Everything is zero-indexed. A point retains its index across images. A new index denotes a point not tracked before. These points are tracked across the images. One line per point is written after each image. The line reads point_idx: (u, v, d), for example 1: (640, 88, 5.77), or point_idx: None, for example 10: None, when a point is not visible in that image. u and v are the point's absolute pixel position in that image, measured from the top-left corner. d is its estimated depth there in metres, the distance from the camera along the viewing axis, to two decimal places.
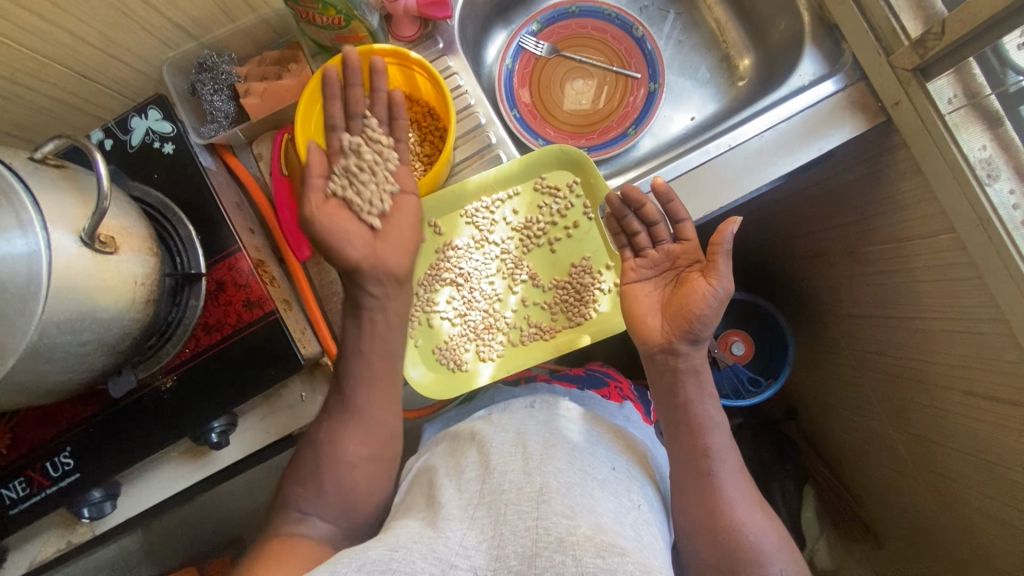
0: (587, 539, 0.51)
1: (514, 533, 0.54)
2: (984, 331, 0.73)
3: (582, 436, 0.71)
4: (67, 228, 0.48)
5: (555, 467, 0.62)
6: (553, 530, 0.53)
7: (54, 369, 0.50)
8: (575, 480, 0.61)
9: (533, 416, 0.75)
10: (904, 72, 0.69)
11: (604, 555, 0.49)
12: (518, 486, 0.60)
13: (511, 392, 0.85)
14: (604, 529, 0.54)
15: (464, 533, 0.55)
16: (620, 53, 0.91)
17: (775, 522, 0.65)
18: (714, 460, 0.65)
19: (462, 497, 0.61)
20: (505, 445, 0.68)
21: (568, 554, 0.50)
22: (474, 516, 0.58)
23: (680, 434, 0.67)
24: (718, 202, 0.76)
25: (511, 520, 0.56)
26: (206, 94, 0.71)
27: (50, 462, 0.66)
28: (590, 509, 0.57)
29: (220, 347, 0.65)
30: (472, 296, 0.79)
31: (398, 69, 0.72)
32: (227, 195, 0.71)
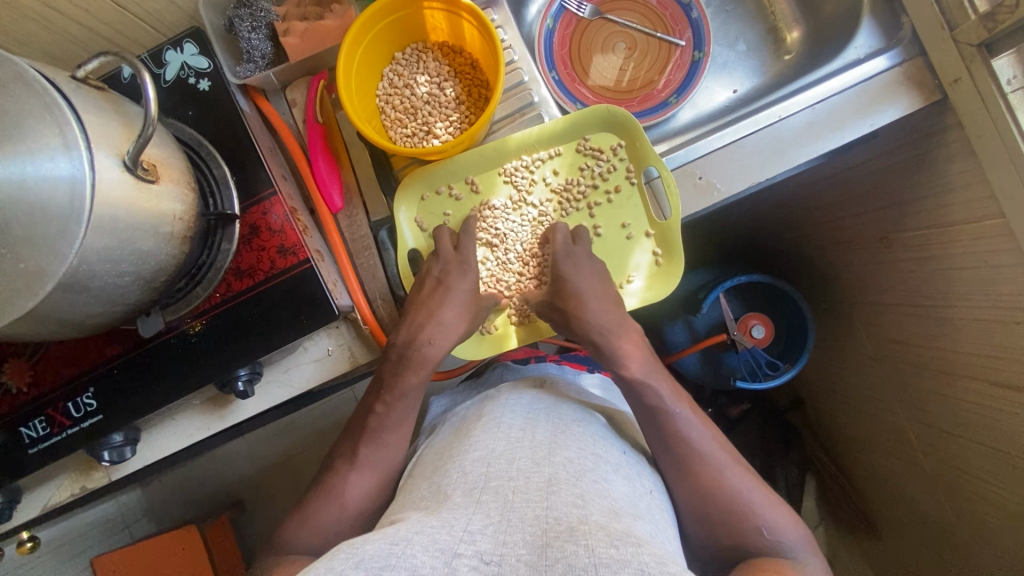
0: (599, 529, 0.50)
1: (522, 522, 0.53)
2: (1019, 320, 0.72)
3: (593, 424, 0.70)
4: (110, 152, 0.45)
5: (565, 456, 0.61)
6: (563, 520, 0.52)
7: (91, 302, 0.48)
8: (586, 471, 0.60)
9: (542, 403, 0.73)
10: (969, 47, 0.66)
11: (618, 545, 0.48)
12: (527, 474, 0.59)
13: (520, 369, 0.86)
14: (618, 516, 0.54)
15: (469, 518, 0.53)
16: (664, 19, 0.88)
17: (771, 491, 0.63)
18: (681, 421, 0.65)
19: (467, 481, 0.59)
20: (511, 429, 0.67)
21: (580, 545, 0.48)
22: (480, 499, 0.56)
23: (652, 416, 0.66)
24: (762, 175, 0.73)
25: (517, 509, 0.55)
26: (244, 31, 0.67)
27: (72, 402, 0.65)
28: (603, 499, 0.56)
29: (252, 293, 0.64)
30: (506, 258, 0.79)
31: (445, 16, 0.69)
32: (262, 138, 0.68)
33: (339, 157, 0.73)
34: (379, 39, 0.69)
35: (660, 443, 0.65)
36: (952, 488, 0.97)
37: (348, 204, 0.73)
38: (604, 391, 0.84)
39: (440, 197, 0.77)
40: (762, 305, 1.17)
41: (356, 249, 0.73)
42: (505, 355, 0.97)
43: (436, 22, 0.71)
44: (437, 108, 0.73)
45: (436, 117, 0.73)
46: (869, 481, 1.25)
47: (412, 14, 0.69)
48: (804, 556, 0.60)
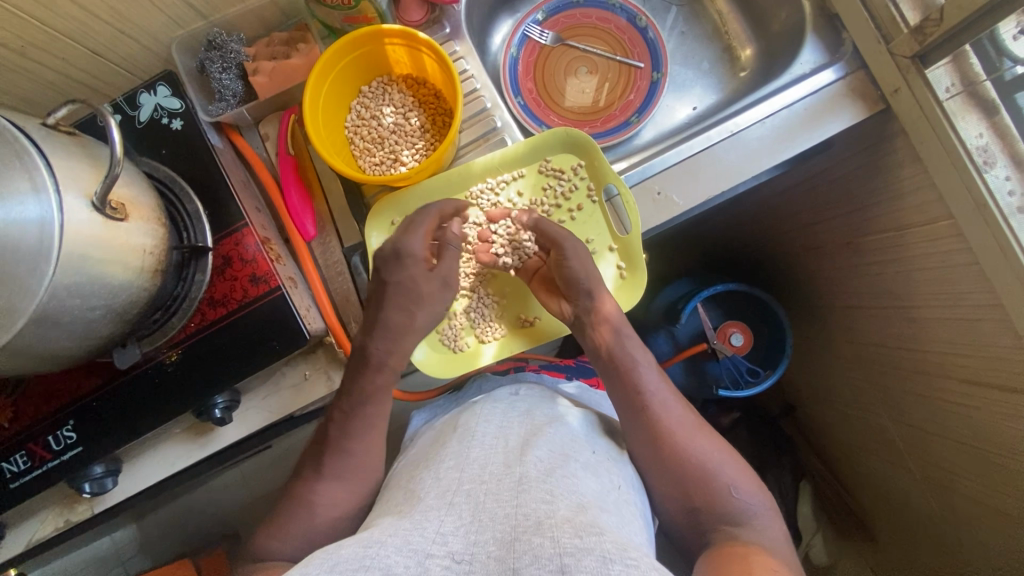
0: (566, 521, 0.52)
1: (492, 520, 0.54)
2: (979, 317, 0.74)
3: (565, 424, 0.71)
4: (79, 193, 0.48)
5: (534, 456, 0.63)
6: (532, 515, 0.54)
7: (63, 335, 0.50)
8: (557, 467, 0.61)
9: (518, 408, 0.74)
10: (903, 59, 0.70)
11: (582, 535, 0.50)
12: (498, 477, 0.60)
13: (498, 380, 0.86)
14: (585, 509, 0.56)
15: (441, 521, 0.54)
16: (623, 43, 0.92)
17: (741, 466, 0.66)
18: (646, 395, 0.69)
19: (440, 485, 0.60)
20: (487, 437, 0.68)
21: (545, 537, 0.50)
22: (452, 501, 0.57)
23: (624, 393, 0.70)
24: (719, 188, 0.76)
25: (488, 509, 0.56)
26: (216, 71, 0.71)
27: (52, 436, 0.66)
28: (571, 493, 0.58)
29: (227, 321, 0.65)
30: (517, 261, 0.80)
31: (406, 50, 0.72)
32: (234, 172, 0.71)
33: (311, 187, 0.76)
34: (345, 74, 0.73)
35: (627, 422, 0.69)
36: (937, 487, 0.97)
37: (321, 231, 0.75)
38: (579, 394, 0.84)
39: None
40: (741, 313, 1.19)
41: (330, 276, 0.76)
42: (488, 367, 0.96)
43: (399, 57, 0.74)
44: (403, 137, 0.76)
45: (402, 146, 0.76)
46: (862, 485, 1.25)
47: (375, 50, 0.72)
48: (766, 513, 0.63)
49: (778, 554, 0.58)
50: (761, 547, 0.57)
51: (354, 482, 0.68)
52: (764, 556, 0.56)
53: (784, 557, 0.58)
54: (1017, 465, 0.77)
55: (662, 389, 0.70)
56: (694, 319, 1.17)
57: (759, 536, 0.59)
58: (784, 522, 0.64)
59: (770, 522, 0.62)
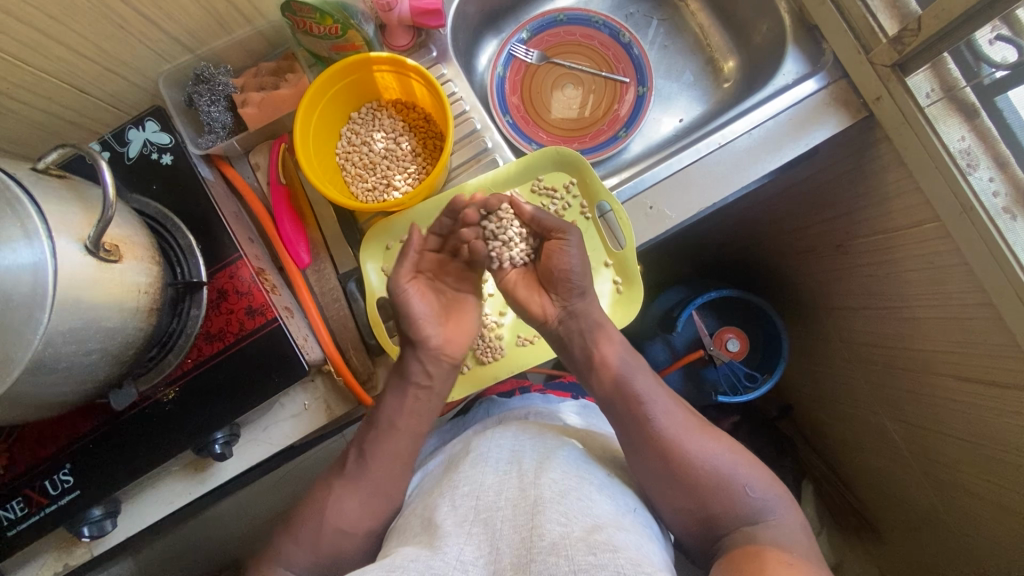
0: (581, 540, 0.54)
1: (508, 546, 0.56)
2: (970, 316, 0.75)
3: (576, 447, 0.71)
4: (71, 237, 0.47)
5: (549, 477, 0.63)
6: (547, 536, 0.55)
7: (60, 380, 0.49)
8: (571, 490, 0.61)
9: (527, 434, 0.73)
10: (884, 68, 0.71)
11: (596, 552, 0.51)
12: (513, 501, 0.61)
13: (506, 403, 0.86)
14: (599, 528, 0.56)
15: (461, 549, 0.56)
16: (608, 58, 0.93)
17: (756, 466, 0.67)
18: (647, 404, 0.68)
19: (457, 514, 0.61)
20: (498, 459, 0.68)
21: (560, 555, 0.52)
22: (471, 531, 0.58)
23: (624, 406, 0.69)
24: (710, 199, 0.77)
25: (504, 536, 0.57)
26: (204, 105, 0.70)
27: (49, 480, 0.65)
28: (587, 515, 0.58)
29: (224, 355, 0.65)
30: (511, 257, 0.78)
31: (394, 76, 0.73)
32: (226, 205, 0.71)
33: (304, 215, 0.75)
34: (334, 102, 0.73)
35: (633, 435, 0.68)
36: (939, 483, 0.98)
37: (315, 259, 0.75)
38: (584, 418, 0.83)
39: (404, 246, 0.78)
40: (737, 318, 1.20)
41: (326, 302, 0.74)
42: (492, 388, 0.96)
43: (388, 82, 0.75)
44: (394, 161, 0.76)
45: (394, 170, 0.76)
46: (864, 483, 1.25)
47: (363, 76, 0.73)
48: (781, 512, 0.64)
49: (797, 547, 0.59)
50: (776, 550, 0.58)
51: (360, 511, 0.67)
52: (781, 550, 0.58)
53: (804, 548, 0.60)
54: (1016, 460, 0.78)
55: (661, 396, 0.70)
56: (690, 327, 1.18)
57: (777, 532, 0.60)
58: (798, 511, 0.65)
59: (785, 515, 0.63)
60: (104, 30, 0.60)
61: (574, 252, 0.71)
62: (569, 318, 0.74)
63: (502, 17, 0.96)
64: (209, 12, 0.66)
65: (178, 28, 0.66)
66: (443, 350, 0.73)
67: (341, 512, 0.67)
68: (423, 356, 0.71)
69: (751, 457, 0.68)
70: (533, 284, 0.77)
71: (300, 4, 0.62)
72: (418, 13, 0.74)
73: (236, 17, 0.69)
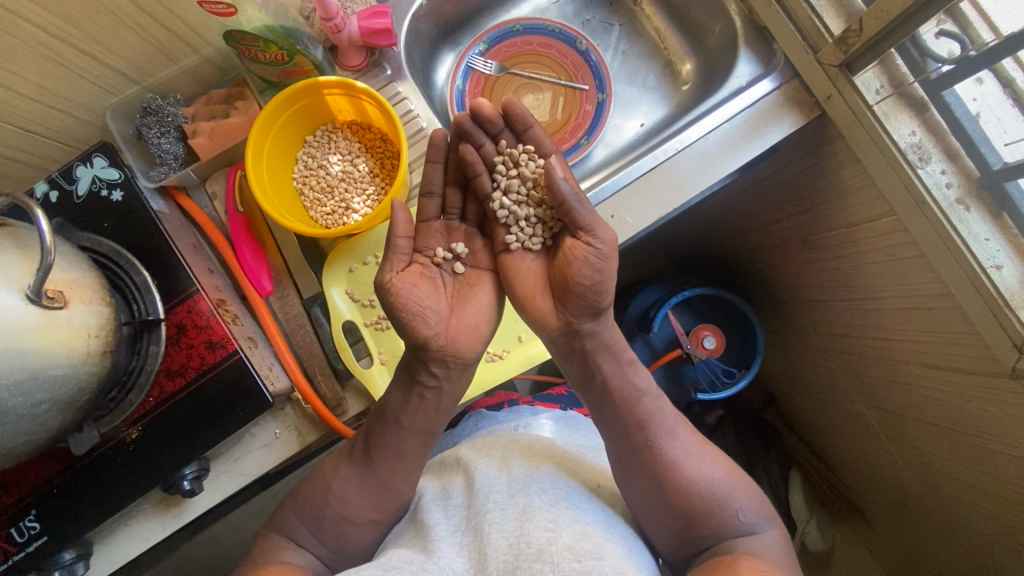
0: (567, 548, 0.53)
1: (497, 550, 0.55)
2: (932, 306, 0.76)
3: (568, 458, 0.72)
4: (11, 287, 0.47)
5: (539, 487, 0.63)
6: (533, 543, 0.54)
7: (11, 431, 0.49)
8: (561, 499, 0.62)
9: (517, 442, 0.73)
10: (831, 68, 0.72)
11: (582, 559, 0.52)
12: (501, 506, 0.60)
13: (494, 416, 0.85)
14: (589, 537, 0.56)
15: (452, 558, 0.56)
16: (567, 66, 0.93)
17: (752, 492, 0.66)
18: (649, 429, 0.66)
19: (450, 522, 0.62)
20: (491, 469, 0.67)
21: (546, 563, 0.52)
22: (461, 541, 0.59)
23: (625, 431, 0.66)
24: (671, 204, 0.78)
25: (493, 539, 0.56)
26: (153, 137, 0.70)
27: (15, 527, 0.63)
28: (575, 522, 0.58)
29: (185, 391, 0.64)
30: (519, 237, 0.69)
31: (346, 98, 0.73)
32: (181, 237, 0.69)
33: (264, 242, 0.75)
34: (287, 127, 0.73)
35: (632, 442, 0.66)
36: (918, 468, 0.99)
37: (278, 285, 0.74)
38: (559, 435, 0.79)
39: (367, 267, 0.75)
40: (714, 315, 1.20)
41: (291, 329, 0.74)
42: (478, 403, 0.94)
43: (341, 105, 0.75)
44: (352, 184, 0.76)
45: (352, 193, 0.76)
46: (850, 470, 1.26)
47: (315, 101, 0.73)
48: (771, 538, 0.63)
49: (778, 565, 0.59)
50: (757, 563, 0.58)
51: (337, 537, 0.67)
52: (758, 561, 0.58)
53: (786, 569, 0.59)
54: (986, 443, 0.79)
55: (667, 418, 0.67)
56: (667, 326, 1.18)
57: (761, 550, 0.60)
58: (786, 537, 0.65)
59: (772, 536, 0.63)
60: (45, 69, 0.59)
61: (596, 257, 0.62)
62: (572, 334, 0.65)
63: (458, 29, 0.95)
64: (153, 44, 0.65)
65: (122, 61, 0.65)
66: (450, 349, 0.65)
67: (317, 538, 0.66)
68: (431, 359, 0.64)
69: (750, 484, 0.67)
70: (540, 282, 0.68)
71: (242, 32, 0.62)
72: (368, 34, 0.73)
73: (181, 46, 0.68)
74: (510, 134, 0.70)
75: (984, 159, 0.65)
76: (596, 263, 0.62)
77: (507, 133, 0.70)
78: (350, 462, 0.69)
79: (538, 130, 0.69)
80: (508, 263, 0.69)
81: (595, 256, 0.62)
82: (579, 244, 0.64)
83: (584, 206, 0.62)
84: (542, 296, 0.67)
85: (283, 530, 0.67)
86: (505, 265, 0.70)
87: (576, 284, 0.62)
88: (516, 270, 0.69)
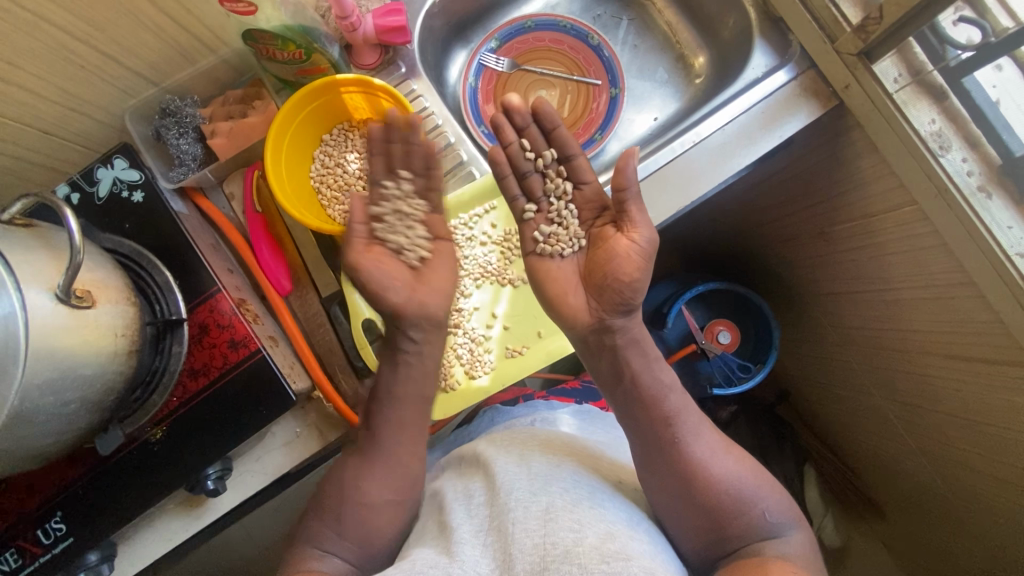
0: (594, 548, 0.52)
1: (522, 550, 0.53)
2: (954, 296, 0.75)
3: (589, 456, 0.70)
4: (42, 286, 0.46)
5: (560, 486, 0.61)
6: (560, 543, 0.53)
7: (39, 433, 0.49)
8: (584, 499, 0.59)
9: (538, 439, 0.71)
10: (850, 56, 0.72)
11: (608, 560, 0.50)
12: (525, 504, 0.58)
13: (510, 412, 0.85)
14: (614, 536, 0.54)
15: (477, 560, 0.54)
16: (579, 62, 0.93)
17: (777, 491, 0.64)
18: (677, 426, 0.64)
19: (473, 522, 0.59)
20: (511, 465, 0.65)
21: (574, 564, 0.50)
22: (485, 541, 0.56)
23: (648, 428, 0.65)
24: (688, 197, 0.78)
25: (517, 539, 0.54)
26: (172, 138, 0.70)
27: (41, 529, 0.63)
28: (599, 522, 0.56)
29: (209, 391, 0.64)
30: (545, 240, 0.71)
31: (363, 97, 0.73)
32: (202, 237, 0.70)
33: (282, 241, 0.75)
34: (305, 126, 0.73)
35: (658, 440, 0.64)
36: (939, 461, 0.98)
37: (297, 285, 0.75)
38: (580, 429, 0.78)
39: None
40: (726, 310, 1.20)
41: (310, 326, 0.75)
42: (493, 399, 0.93)
43: (357, 104, 0.75)
44: (369, 181, 0.77)
45: (370, 190, 0.76)
46: (868, 466, 1.24)
47: (333, 99, 0.73)
48: (798, 538, 0.61)
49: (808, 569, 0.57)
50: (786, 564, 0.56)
51: None
52: (789, 564, 0.56)
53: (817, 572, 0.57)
54: (1013, 434, 0.78)
55: (691, 417, 0.66)
56: (681, 322, 1.17)
57: (790, 555, 0.58)
58: (813, 536, 0.63)
59: (801, 540, 0.61)
60: (65, 70, 0.59)
61: (636, 252, 0.65)
62: (604, 330, 0.67)
63: (470, 27, 0.95)
64: (171, 44, 0.65)
65: (141, 62, 0.65)
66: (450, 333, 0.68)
67: None
68: None
69: (774, 482, 0.65)
70: (573, 278, 0.70)
71: (259, 31, 0.62)
72: (383, 31, 0.73)
73: (198, 47, 0.68)
74: (536, 130, 0.69)
75: (1005, 146, 0.65)
76: (637, 258, 0.64)
77: (534, 129, 0.69)
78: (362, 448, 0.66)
79: (564, 131, 0.68)
80: (538, 268, 0.71)
81: (637, 251, 0.65)
82: (619, 240, 0.66)
83: (635, 205, 0.64)
84: (575, 293, 0.69)
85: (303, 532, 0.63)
86: (534, 268, 0.71)
87: (614, 279, 0.65)
88: (546, 269, 0.70)
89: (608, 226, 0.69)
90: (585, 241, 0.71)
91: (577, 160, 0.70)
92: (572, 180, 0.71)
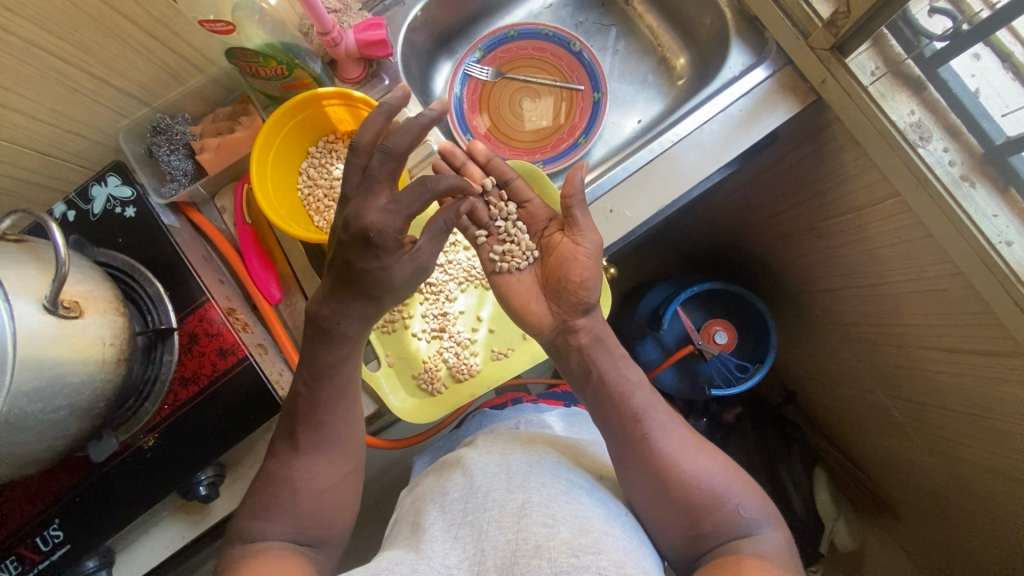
0: (564, 542, 0.52)
1: (495, 547, 0.54)
2: (944, 287, 0.74)
3: (570, 453, 0.70)
4: (29, 297, 0.48)
5: (538, 481, 0.61)
6: (531, 539, 0.53)
7: (32, 438, 0.51)
8: (559, 494, 0.59)
9: (517, 439, 0.71)
10: (823, 51, 0.72)
11: (578, 554, 0.50)
12: (501, 503, 0.59)
13: (498, 415, 0.85)
14: (586, 531, 0.54)
15: (446, 553, 0.55)
16: (561, 68, 0.95)
17: (751, 486, 0.63)
18: (646, 423, 0.63)
19: (445, 518, 0.60)
20: (488, 465, 0.66)
21: (543, 558, 0.50)
22: (457, 535, 0.58)
23: (620, 425, 0.64)
24: (670, 196, 0.78)
25: (491, 537, 0.55)
26: (163, 155, 0.72)
27: (39, 536, 0.65)
28: (574, 517, 0.56)
29: (198, 399, 0.66)
30: (502, 256, 0.72)
31: (345, 109, 0.75)
32: (193, 250, 0.72)
33: (271, 252, 0.77)
34: (290, 139, 0.75)
35: (629, 438, 0.63)
36: (947, 459, 0.96)
37: (286, 293, 0.77)
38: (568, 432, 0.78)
39: None
40: (722, 310, 1.19)
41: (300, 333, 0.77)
42: (486, 402, 0.94)
43: (340, 116, 0.77)
44: None
45: None
46: (877, 466, 1.22)
47: (316, 112, 0.75)
48: (772, 534, 0.60)
49: (784, 568, 0.56)
50: (756, 560, 0.56)
51: None
52: (765, 562, 0.56)
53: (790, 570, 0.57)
54: (1015, 427, 0.76)
55: (661, 413, 0.65)
56: (677, 323, 1.17)
57: (768, 553, 0.57)
58: (787, 530, 0.62)
59: (775, 537, 0.60)
60: (57, 93, 0.62)
61: (586, 255, 0.67)
62: (568, 330, 0.68)
63: (454, 38, 0.98)
64: (159, 65, 0.68)
65: (131, 84, 0.68)
66: None
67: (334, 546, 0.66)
68: None
69: (749, 478, 0.64)
70: (532, 288, 0.72)
71: (242, 49, 0.65)
72: (364, 45, 0.75)
73: (186, 67, 0.71)
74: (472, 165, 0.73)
75: (985, 134, 0.64)
76: (586, 261, 0.67)
77: (470, 165, 0.73)
78: (297, 423, 0.62)
79: (498, 160, 0.72)
80: (500, 283, 0.73)
81: (585, 255, 0.67)
82: (567, 244, 0.69)
83: (581, 211, 0.67)
84: (537, 302, 0.71)
85: (243, 513, 0.61)
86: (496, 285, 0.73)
87: (568, 281, 0.67)
88: (507, 285, 0.72)
89: (556, 233, 0.71)
90: (538, 251, 0.73)
91: (516, 182, 0.73)
92: (515, 201, 0.74)
